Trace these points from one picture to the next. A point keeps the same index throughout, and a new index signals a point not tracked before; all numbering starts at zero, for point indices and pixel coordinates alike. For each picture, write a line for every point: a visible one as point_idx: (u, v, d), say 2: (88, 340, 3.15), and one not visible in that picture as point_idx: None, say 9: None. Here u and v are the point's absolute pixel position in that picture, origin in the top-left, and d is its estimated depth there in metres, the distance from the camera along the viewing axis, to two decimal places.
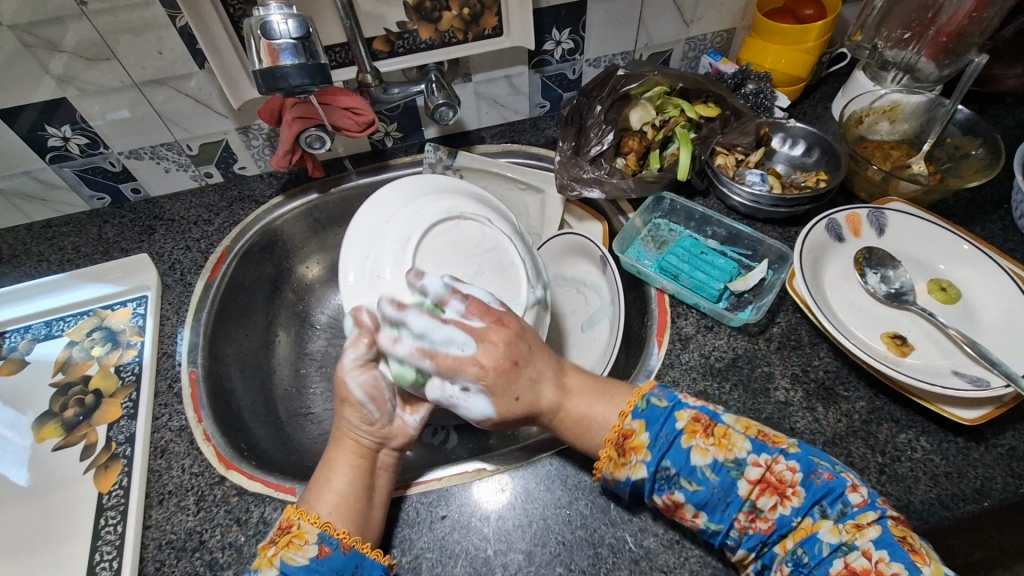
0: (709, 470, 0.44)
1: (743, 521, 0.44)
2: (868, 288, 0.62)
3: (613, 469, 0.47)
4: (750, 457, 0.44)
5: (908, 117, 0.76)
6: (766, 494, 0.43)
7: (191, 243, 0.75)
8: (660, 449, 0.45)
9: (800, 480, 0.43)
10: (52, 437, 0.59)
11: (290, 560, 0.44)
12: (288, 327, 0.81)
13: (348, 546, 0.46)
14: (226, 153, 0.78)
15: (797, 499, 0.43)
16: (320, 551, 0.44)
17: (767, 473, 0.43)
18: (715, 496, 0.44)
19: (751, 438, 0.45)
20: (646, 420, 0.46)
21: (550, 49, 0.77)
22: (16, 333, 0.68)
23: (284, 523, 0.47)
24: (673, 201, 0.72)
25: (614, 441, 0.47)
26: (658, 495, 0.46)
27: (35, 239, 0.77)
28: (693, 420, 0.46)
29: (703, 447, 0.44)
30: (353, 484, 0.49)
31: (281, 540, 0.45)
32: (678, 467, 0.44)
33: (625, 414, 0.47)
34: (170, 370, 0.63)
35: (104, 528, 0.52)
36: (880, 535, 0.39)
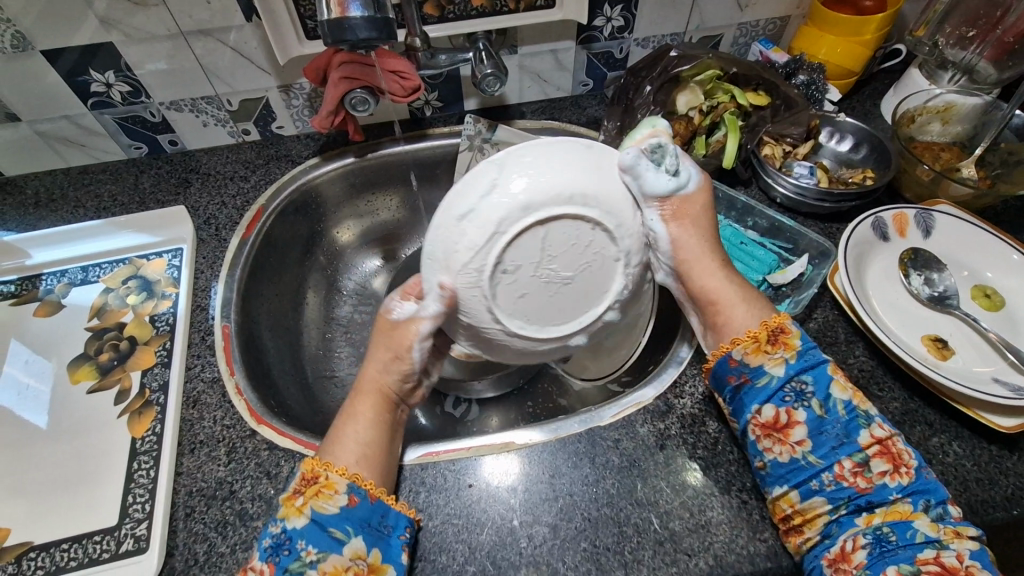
0: (842, 405, 0.47)
1: (845, 472, 0.45)
2: (911, 289, 0.60)
3: (751, 351, 0.50)
4: (879, 421, 0.47)
5: (961, 118, 0.74)
6: (882, 458, 0.45)
7: (227, 199, 0.75)
8: (807, 362, 0.48)
9: (915, 466, 0.45)
10: (87, 380, 0.59)
11: (319, 509, 0.44)
12: (317, 290, 0.81)
13: (374, 496, 0.47)
14: (266, 111, 0.78)
15: (907, 479, 0.44)
16: (351, 500, 0.46)
17: (888, 442, 0.45)
18: (834, 429, 0.46)
19: (880, 411, 0.48)
20: (803, 333, 0.50)
21: (600, 26, 0.76)
22: (53, 276, 0.68)
23: (306, 475, 0.47)
24: (715, 187, 0.71)
25: (769, 328, 0.50)
26: (774, 405, 0.48)
27: (72, 184, 0.77)
28: (839, 365, 0.50)
29: (844, 385, 0.48)
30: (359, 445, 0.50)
31: (308, 491, 0.45)
32: (817, 386, 0.48)
33: (785, 318, 0.51)
34: (204, 323, 0.63)
35: (136, 472, 0.53)
36: (976, 549, 0.41)
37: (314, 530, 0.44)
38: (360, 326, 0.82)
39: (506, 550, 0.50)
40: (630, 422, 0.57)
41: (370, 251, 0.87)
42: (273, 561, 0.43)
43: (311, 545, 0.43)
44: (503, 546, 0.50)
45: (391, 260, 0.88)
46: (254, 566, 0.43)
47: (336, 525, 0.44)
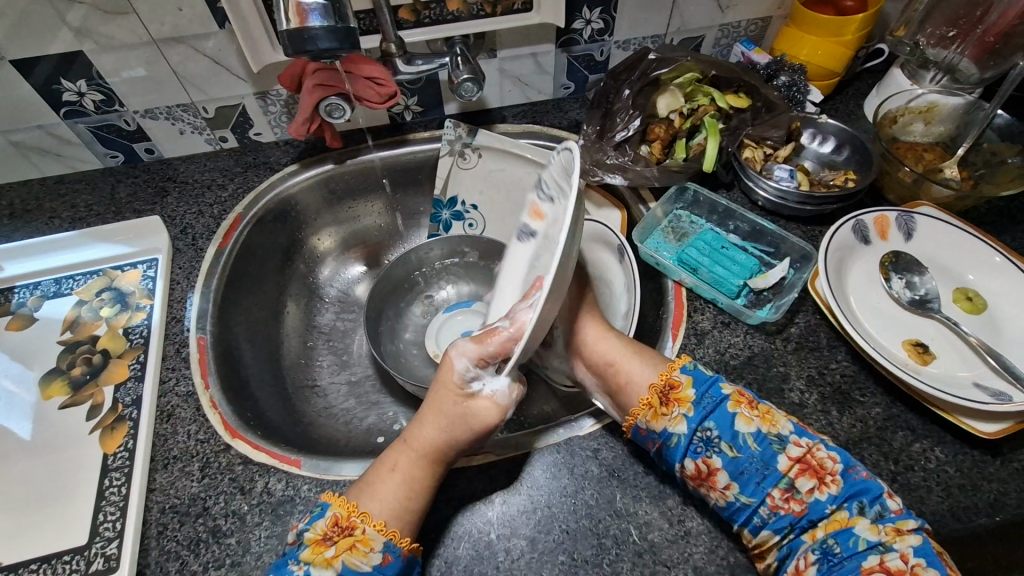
0: (751, 438, 0.46)
1: (777, 500, 0.45)
2: (892, 293, 0.60)
3: (651, 418, 0.49)
4: (792, 437, 0.47)
5: (943, 119, 0.74)
6: (805, 476, 0.45)
7: (204, 208, 0.74)
8: (705, 409, 0.48)
9: (840, 470, 0.45)
10: (59, 395, 0.58)
11: (352, 564, 0.44)
12: (298, 299, 0.80)
13: (406, 555, 0.46)
14: (243, 118, 0.77)
15: (835, 487, 0.44)
16: (384, 559, 0.45)
17: (807, 455, 0.46)
18: (752, 465, 0.46)
19: (792, 424, 0.48)
20: (692, 377, 0.50)
21: (579, 29, 0.75)
22: (26, 289, 0.66)
23: (340, 521, 0.46)
24: (696, 192, 0.71)
25: (659, 390, 0.50)
26: (692, 459, 0.47)
27: (46, 194, 0.76)
28: (737, 392, 0.49)
29: (748, 416, 0.47)
30: (407, 498, 0.48)
31: (342, 541, 0.45)
32: (721, 430, 0.47)
33: (674, 367, 0.51)
34: (179, 336, 0.63)
35: (108, 489, 0.52)
36: (919, 542, 0.41)
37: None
38: (342, 335, 0.82)
39: (482, 564, 0.49)
40: (610, 432, 0.56)
41: (351, 258, 0.86)
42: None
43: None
44: (480, 561, 0.49)
45: (374, 267, 0.87)
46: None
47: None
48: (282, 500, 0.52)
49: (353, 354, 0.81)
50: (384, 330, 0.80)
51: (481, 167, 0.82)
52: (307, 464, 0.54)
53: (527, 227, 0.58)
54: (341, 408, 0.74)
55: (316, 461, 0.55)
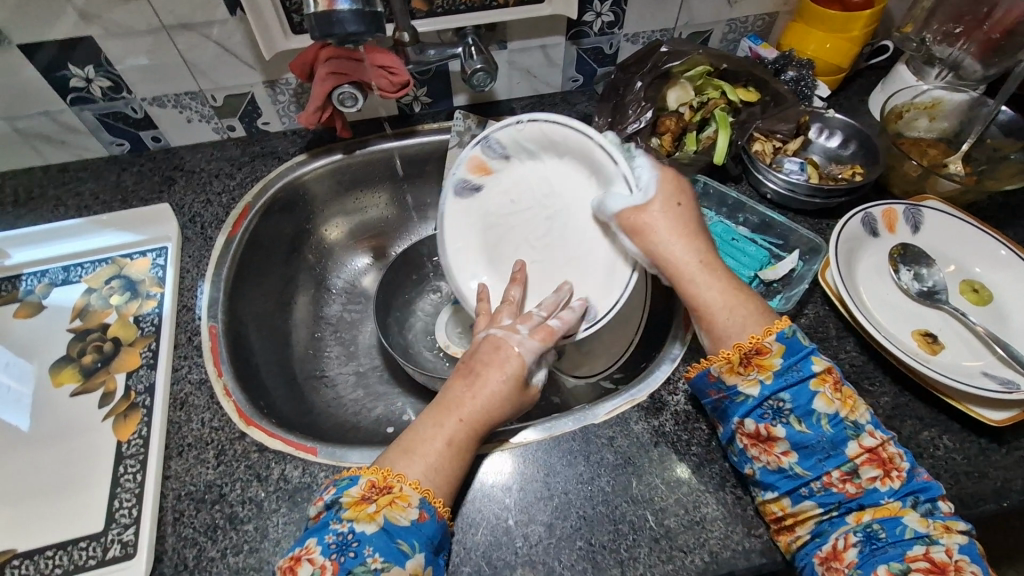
0: (826, 420, 0.46)
1: (834, 479, 0.46)
2: (901, 284, 0.61)
3: (725, 370, 0.50)
4: (868, 427, 0.46)
5: (948, 115, 0.75)
6: (871, 465, 0.45)
7: (213, 197, 0.74)
8: (787, 380, 0.47)
9: (906, 467, 0.45)
10: (70, 383, 0.58)
11: (392, 518, 0.44)
12: (306, 290, 0.80)
13: (441, 515, 0.47)
14: (250, 107, 0.76)
15: (898, 482, 0.45)
16: (420, 516, 0.45)
17: (879, 448, 0.46)
18: (820, 444, 0.46)
19: (870, 414, 0.48)
20: (786, 347, 0.48)
21: (589, 21, 0.76)
22: (33, 276, 0.65)
23: (378, 482, 0.46)
24: (706, 184, 0.71)
25: (744, 350, 0.49)
26: (754, 419, 0.48)
27: (51, 182, 0.75)
28: (826, 371, 0.48)
29: (829, 397, 0.47)
30: (452, 470, 0.49)
31: (382, 499, 0.45)
32: (796, 403, 0.47)
33: (769, 332, 0.49)
34: (190, 324, 0.62)
35: (123, 476, 0.52)
36: (966, 543, 0.42)
37: (383, 538, 0.43)
38: (350, 325, 0.82)
39: (501, 550, 0.49)
40: (624, 420, 0.57)
41: (359, 249, 0.86)
42: (335, 562, 0.42)
43: (378, 553, 0.42)
44: (498, 546, 0.50)
45: (381, 258, 0.87)
46: (314, 560, 0.43)
47: (404, 538, 0.44)
48: (299, 487, 0.52)
49: (361, 344, 0.81)
50: (392, 321, 0.80)
51: None
52: (323, 451, 0.55)
53: (462, 181, 0.63)
54: (350, 398, 0.75)
55: (331, 448, 0.55)
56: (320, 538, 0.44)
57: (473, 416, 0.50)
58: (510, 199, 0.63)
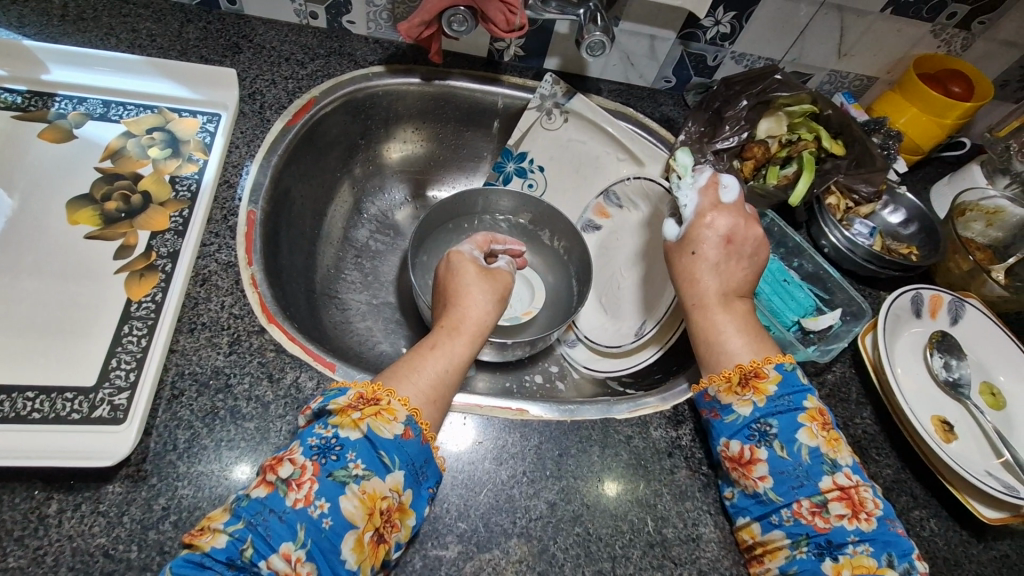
0: (806, 450, 0.48)
1: (803, 509, 0.47)
2: (931, 368, 0.62)
3: (723, 390, 0.52)
4: (846, 469, 0.48)
5: (1004, 226, 0.77)
6: (841, 503, 0.46)
7: (278, 79, 0.69)
8: (776, 406, 0.50)
9: (878, 514, 0.46)
10: (87, 224, 0.53)
11: (375, 428, 0.44)
12: (341, 205, 0.76)
13: (425, 438, 0.46)
14: (343, 0, 0.71)
15: (867, 524, 0.46)
16: (405, 433, 0.45)
17: (852, 489, 0.47)
18: (795, 471, 0.47)
19: (852, 459, 0.49)
20: (781, 376, 0.51)
21: (706, 26, 0.74)
22: (67, 101, 0.59)
23: (364, 394, 0.46)
24: (772, 221, 0.71)
25: (743, 371, 0.52)
26: (740, 441, 0.50)
27: (106, 8, 0.68)
28: (817, 409, 0.50)
29: (814, 431, 0.49)
30: (443, 373, 0.51)
31: (367, 409, 0.45)
32: (781, 430, 0.49)
33: (768, 360, 0.52)
34: (228, 202, 0.58)
35: (126, 337, 0.48)
36: None
37: (365, 446, 0.43)
38: (374, 255, 0.79)
39: (500, 515, 0.48)
40: (645, 423, 0.56)
41: (403, 181, 0.83)
42: (315, 464, 0.42)
43: (359, 459, 0.42)
44: (498, 512, 0.48)
45: (421, 198, 0.84)
46: (294, 460, 0.42)
47: (386, 450, 0.44)
48: (309, 399, 0.49)
49: (381, 277, 0.78)
50: (420, 263, 0.77)
51: (563, 131, 0.80)
52: (341, 369, 0.52)
53: (590, 221, 0.81)
54: (359, 326, 0.72)
55: (350, 370, 0.53)
56: (302, 441, 0.43)
57: (467, 325, 0.56)
58: (619, 240, 0.79)
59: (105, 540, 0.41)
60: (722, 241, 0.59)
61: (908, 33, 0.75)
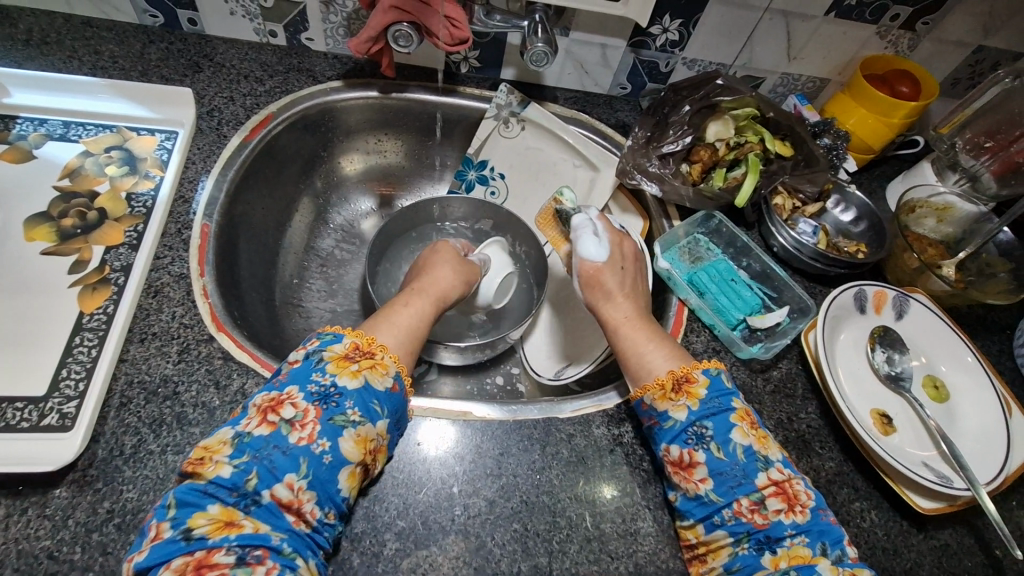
0: (740, 449, 0.48)
1: (743, 508, 0.47)
2: (873, 362, 0.64)
3: (658, 397, 0.52)
4: (779, 464, 0.49)
5: (955, 221, 0.79)
6: (777, 498, 0.47)
7: (236, 96, 0.71)
8: (709, 409, 0.50)
9: (811, 505, 0.47)
10: (43, 241, 0.55)
11: (371, 380, 0.47)
12: (304, 216, 0.78)
13: (408, 392, 0.50)
14: (300, 18, 0.74)
15: (803, 517, 0.46)
16: (394, 386, 0.48)
17: (786, 483, 0.47)
18: (733, 471, 0.48)
19: (783, 455, 0.50)
20: (710, 380, 0.52)
21: (654, 34, 0.76)
22: (28, 122, 0.62)
23: (361, 346, 0.49)
24: (721, 222, 0.72)
25: (675, 377, 0.52)
26: (679, 445, 0.50)
27: (70, 32, 0.71)
28: (744, 409, 0.51)
29: (745, 431, 0.49)
30: (417, 329, 0.55)
31: (364, 360, 0.48)
32: (716, 431, 0.49)
33: (696, 365, 0.53)
34: (183, 216, 0.60)
35: (76, 348, 0.50)
36: None
37: (363, 395, 0.46)
38: (339, 263, 0.81)
39: (438, 513, 0.50)
40: (587, 421, 0.58)
41: (367, 191, 0.85)
42: (317, 408, 0.44)
43: (357, 407, 0.45)
44: (436, 509, 0.50)
45: (386, 207, 0.86)
46: (296, 404, 0.44)
47: (379, 400, 0.46)
48: None
49: (345, 285, 0.80)
50: (381, 270, 0.79)
51: (521, 139, 0.82)
52: None
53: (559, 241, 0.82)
54: None
55: None
56: (302, 385, 0.45)
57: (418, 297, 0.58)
58: None
59: (49, 542, 0.42)
60: (627, 258, 0.63)
61: (854, 35, 0.77)
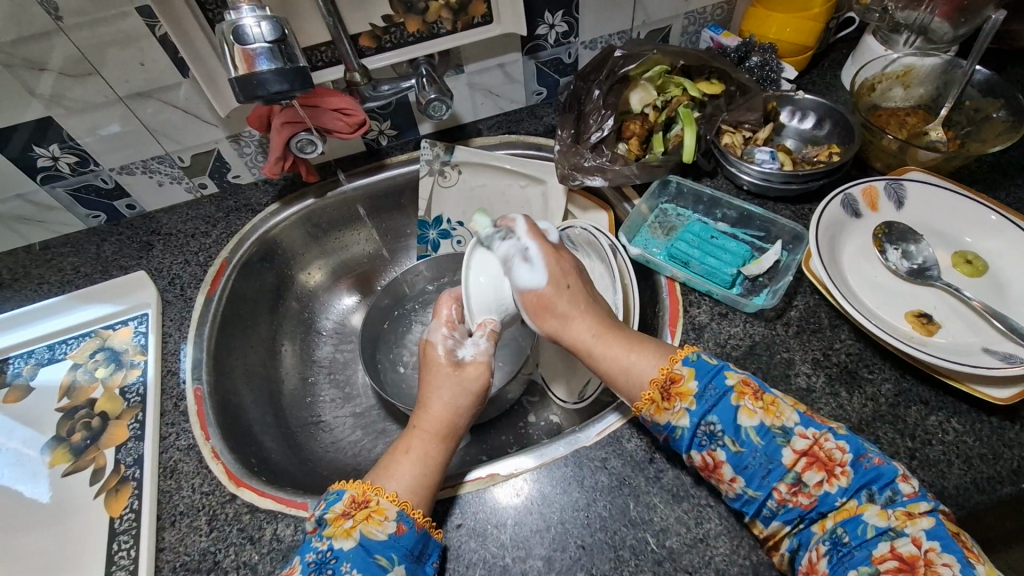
0: (755, 432, 0.45)
1: (785, 493, 0.45)
2: (889, 264, 0.59)
3: (654, 412, 0.49)
4: (798, 428, 0.45)
5: (922, 80, 0.73)
6: (813, 468, 0.44)
7: (190, 257, 0.74)
8: (707, 403, 0.47)
9: (849, 459, 0.44)
10: (62, 463, 0.58)
11: (369, 534, 0.46)
12: (293, 336, 0.80)
13: (421, 525, 0.48)
14: (219, 163, 0.76)
15: (845, 479, 0.43)
16: (398, 528, 0.46)
17: (814, 446, 0.44)
18: (756, 459, 0.45)
19: (800, 413, 0.47)
20: (694, 370, 0.49)
21: (543, 34, 0.75)
22: (20, 359, 0.66)
23: (357, 497, 0.48)
24: (679, 184, 0.69)
25: (660, 384, 0.49)
26: (697, 451, 0.47)
27: (34, 261, 0.76)
28: (742, 383, 0.48)
29: (752, 408, 0.46)
30: (421, 475, 0.51)
31: (359, 514, 0.47)
32: (724, 424, 0.46)
33: (674, 360, 0.50)
34: (175, 389, 0.62)
35: (118, 553, 0.52)
36: (931, 526, 0.40)
37: (360, 554, 0.45)
38: (343, 366, 0.82)
39: None
40: (617, 438, 0.55)
41: (343, 288, 0.86)
42: None
43: (355, 568, 0.44)
44: None
45: (367, 294, 0.87)
46: None
47: (383, 552, 0.45)
48: (292, 546, 0.51)
49: (355, 385, 0.80)
50: (382, 357, 0.79)
51: (462, 183, 0.81)
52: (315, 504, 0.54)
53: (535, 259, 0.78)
54: (348, 441, 0.74)
55: None
56: (301, 558, 0.46)
57: (435, 424, 0.55)
58: None
59: None
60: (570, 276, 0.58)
61: None
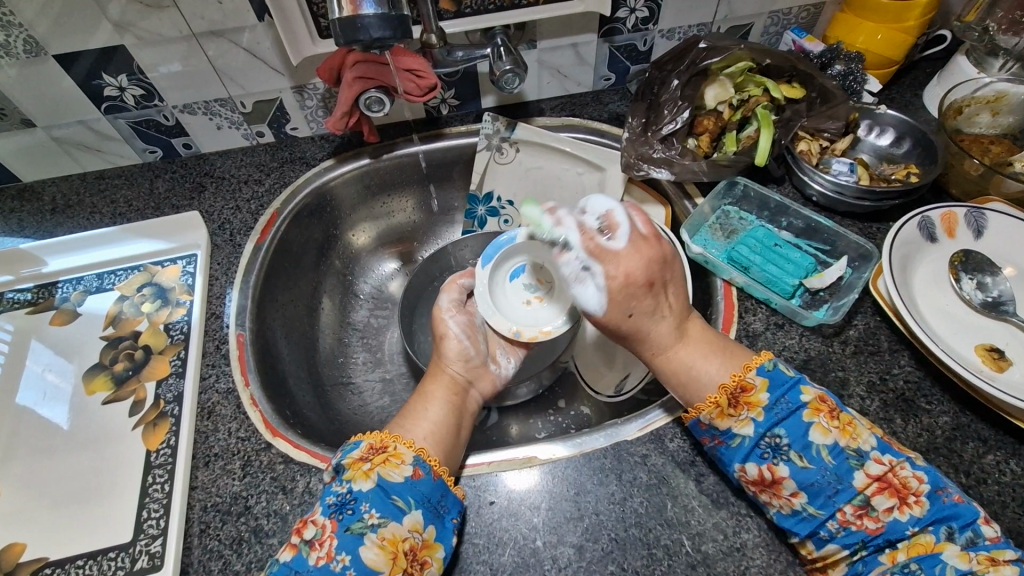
0: (827, 451, 0.44)
1: (850, 515, 0.44)
2: (963, 295, 0.56)
3: (716, 417, 0.48)
4: (874, 453, 0.44)
5: (1012, 109, 0.69)
6: (884, 495, 0.43)
7: (241, 203, 0.74)
8: (777, 415, 0.46)
9: (926, 491, 0.43)
10: (103, 390, 0.59)
11: (386, 475, 0.47)
12: (332, 295, 0.80)
13: (437, 473, 0.48)
14: (280, 112, 0.76)
15: (919, 510, 0.42)
16: (414, 473, 0.47)
17: (890, 474, 0.43)
18: (825, 479, 0.44)
19: (876, 437, 0.45)
20: (769, 381, 0.47)
21: (623, 17, 0.72)
22: (69, 284, 0.67)
23: (375, 444, 0.49)
24: (746, 186, 0.67)
25: (728, 391, 0.48)
26: (755, 463, 0.46)
27: (87, 189, 0.76)
28: (818, 399, 0.46)
29: (826, 427, 0.45)
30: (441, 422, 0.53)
31: (376, 458, 0.48)
32: (792, 438, 0.45)
33: (749, 369, 0.49)
34: (218, 332, 0.62)
35: (151, 486, 0.52)
36: (1016, 574, 0.39)
37: (378, 494, 0.46)
38: (376, 331, 0.81)
39: (529, 572, 0.48)
40: (659, 436, 0.54)
41: (386, 254, 0.85)
42: (334, 519, 0.45)
43: (374, 508, 0.45)
44: (526, 568, 0.48)
45: (408, 263, 0.86)
46: (315, 521, 0.45)
47: (399, 494, 0.46)
48: None
49: (388, 351, 0.80)
50: (418, 327, 0.79)
51: (518, 161, 0.79)
52: None
53: None
54: (376, 405, 0.74)
55: None
56: (322, 499, 0.47)
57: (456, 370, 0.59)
58: None
59: None
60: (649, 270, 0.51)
61: None
